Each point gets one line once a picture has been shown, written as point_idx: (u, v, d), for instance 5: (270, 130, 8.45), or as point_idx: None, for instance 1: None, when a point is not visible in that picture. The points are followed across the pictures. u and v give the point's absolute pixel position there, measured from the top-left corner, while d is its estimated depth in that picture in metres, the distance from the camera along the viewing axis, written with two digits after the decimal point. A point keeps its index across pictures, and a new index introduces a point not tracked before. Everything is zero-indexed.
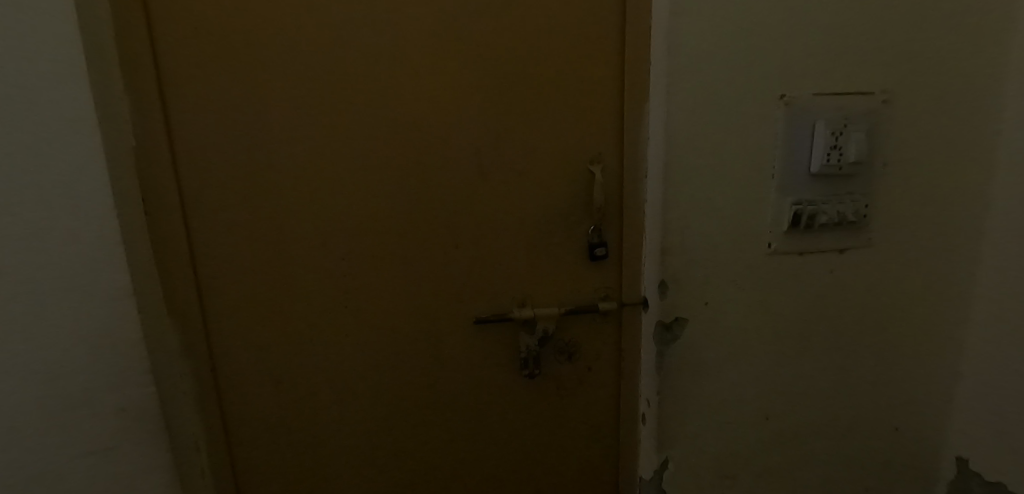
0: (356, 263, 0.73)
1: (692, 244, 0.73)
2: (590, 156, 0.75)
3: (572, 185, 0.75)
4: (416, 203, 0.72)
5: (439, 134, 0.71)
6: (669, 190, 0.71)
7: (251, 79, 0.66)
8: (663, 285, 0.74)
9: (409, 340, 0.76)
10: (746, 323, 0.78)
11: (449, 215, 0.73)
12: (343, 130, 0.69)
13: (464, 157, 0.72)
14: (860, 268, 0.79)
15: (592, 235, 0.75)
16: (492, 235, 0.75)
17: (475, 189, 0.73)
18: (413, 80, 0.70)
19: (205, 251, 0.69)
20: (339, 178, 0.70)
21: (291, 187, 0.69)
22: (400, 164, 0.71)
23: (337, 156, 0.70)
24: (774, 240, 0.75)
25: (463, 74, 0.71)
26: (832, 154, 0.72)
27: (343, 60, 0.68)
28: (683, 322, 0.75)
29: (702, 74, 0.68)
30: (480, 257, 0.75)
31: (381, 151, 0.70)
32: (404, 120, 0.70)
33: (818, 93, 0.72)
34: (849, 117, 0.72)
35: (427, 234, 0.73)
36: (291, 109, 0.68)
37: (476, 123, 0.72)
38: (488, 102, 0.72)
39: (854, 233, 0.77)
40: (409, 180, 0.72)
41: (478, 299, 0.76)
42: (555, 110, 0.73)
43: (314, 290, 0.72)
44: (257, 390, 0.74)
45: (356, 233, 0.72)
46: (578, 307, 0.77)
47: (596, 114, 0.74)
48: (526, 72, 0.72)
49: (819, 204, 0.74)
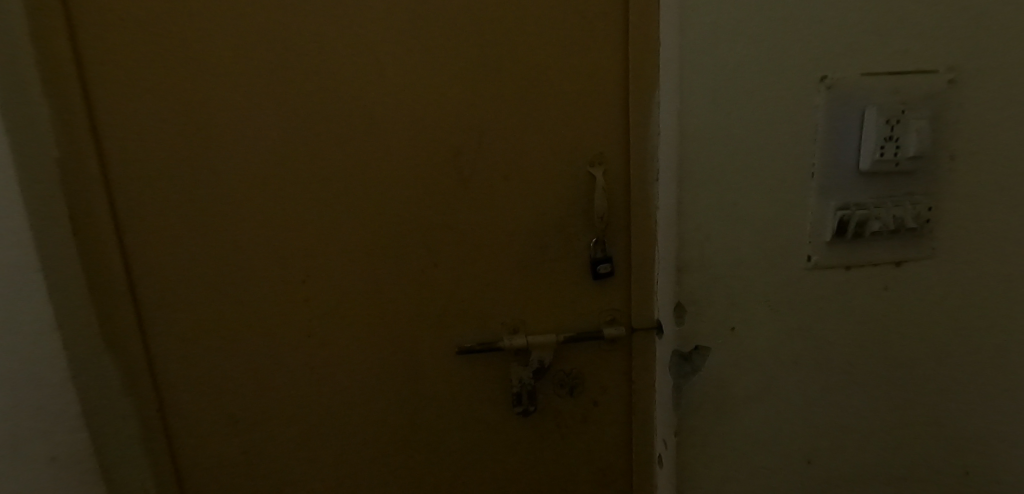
0: (318, 287, 0.63)
1: (714, 259, 0.61)
2: (591, 156, 0.64)
3: (570, 192, 0.64)
4: (386, 216, 0.62)
5: (410, 137, 0.61)
6: (686, 196, 0.59)
7: (189, 79, 0.57)
8: (680, 308, 0.62)
9: (383, 374, 0.66)
10: (781, 350, 0.66)
11: (424, 231, 0.63)
12: (298, 134, 0.59)
13: (439, 162, 0.62)
14: (921, 283, 0.66)
15: (594, 249, 0.64)
16: (475, 252, 0.64)
17: (454, 199, 0.63)
18: (379, 74, 0.59)
19: (146, 275, 0.60)
20: (295, 190, 0.61)
21: (240, 201, 0.60)
22: (365, 172, 0.61)
23: (291, 165, 0.60)
24: (816, 253, 0.63)
25: (437, 65, 0.60)
26: (886, 147, 0.59)
27: (294, 52, 0.58)
28: (705, 352, 0.64)
29: (722, 55, 0.56)
30: (463, 277, 0.64)
31: (343, 157, 0.60)
32: (369, 120, 0.60)
33: (868, 74, 0.59)
34: (907, 102, 0.59)
35: (401, 252, 0.63)
36: (237, 111, 0.58)
37: (454, 122, 0.61)
38: (466, 97, 0.61)
39: (914, 242, 0.64)
40: (376, 190, 0.62)
41: (462, 325, 0.65)
42: (548, 103, 0.62)
43: (271, 318, 0.63)
44: (212, 431, 0.65)
45: (317, 253, 0.62)
46: (579, 333, 0.66)
47: (596, 107, 0.63)
48: (511, 61, 0.61)
49: (871, 208, 0.61)
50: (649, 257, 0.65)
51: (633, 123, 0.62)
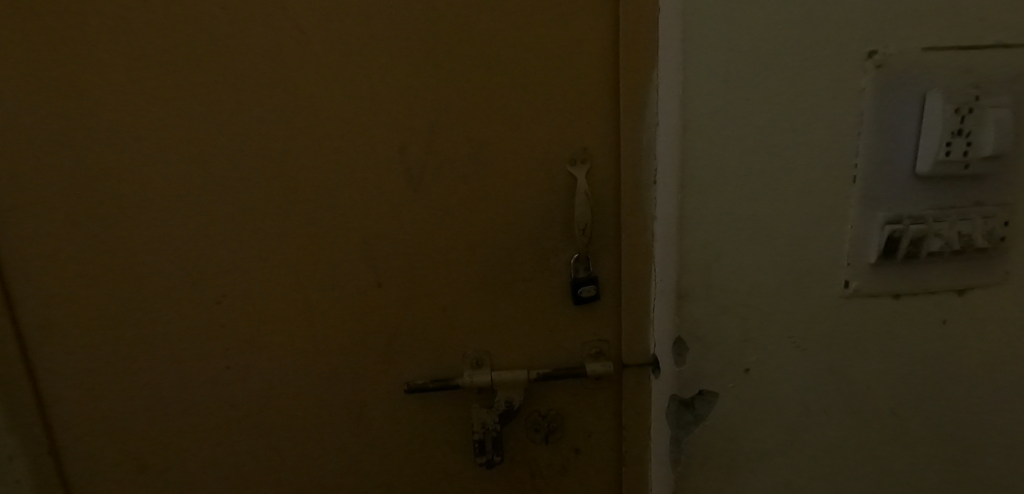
0: (239, 310, 0.52)
1: (724, 284, 0.48)
2: (572, 153, 0.51)
3: (545, 197, 0.52)
4: (318, 226, 0.51)
5: (345, 126, 0.49)
6: (688, 204, 0.46)
7: (69, 55, 0.46)
8: (679, 344, 0.50)
9: (320, 412, 0.55)
10: (808, 396, 0.53)
11: (365, 243, 0.52)
12: (207, 124, 0.48)
13: (382, 160, 0.50)
14: (990, 316, 0.52)
15: (575, 267, 0.53)
16: (428, 270, 0.53)
17: (402, 206, 0.51)
18: (306, 50, 0.48)
19: (29, 293, 0.50)
20: (206, 193, 0.50)
21: (140, 205, 0.49)
22: (292, 172, 0.50)
23: (201, 163, 0.49)
24: (855, 277, 0.50)
25: (378, 38, 0.48)
26: (954, 144, 0.46)
27: (199, 21, 0.47)
28: (711, 398, 0.51)
29: (738, 23, 0.44)
30: (414, 299, 0.53)
31: (263, 152, 0.49)
32: (294, 107, 0.49)
33: (931, 48, 0.45)
34: (981, 85, 0.45)
35: (337, 267, 0.52)
36: (131, 96, 0.47)
37: (401, 111, 0.49)
38: (416, 79, 0.49)
39: (982, 265, 0.50)
40: (305, 195, 0.50)
41: (414, 357, 0.54)
42: (518, 85, 0.49)
43: (182, 347, 0.53)
44: (119, 476, 0.55)
45: (236, 269, 0.51)
46: (556, 370, 0.54)
47: (579, 90, 0.50)
48: (472, 32, 0.48)
49: (930, 221, 0.48)
50: (644, 278, 0.53)
51: (626, 111, 0.49)
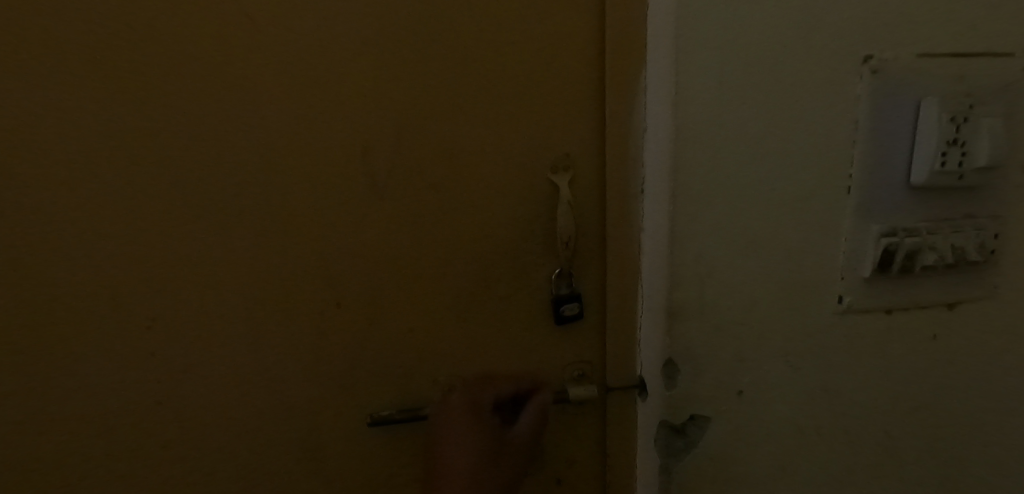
0: (173, 336, 0.45)
1: (717, 302, 0.45)
2: (553, 160, 0.47)
3: (524, 208, 0.47)
4: (268, 240, 0.45)
5: (300, 127, 0.43)
6: (679, 216, 0.43)
7: None
8: (669, 367, 0.46)
9: (271, 449, 0.49)
10: (802, 418, 0.50)
11: (323, 260, 0.46)
12: (131, 119, 0.41)
13: (342, 165, 0.44)
14: (979, 331, 0.51)
15: (556, 283, 0.49)
16: (394, 288, 0.47)
17: (364, 217, 0.46)
18: (253, 36, 0.42)
19: None
20: (133, 200, 0.42)
21: (43, 216, 0.41)
22: (237, 176, 0.43)
23: (123, 164, 0.42)
24: (849, 292, 0.47)
25: (338, 26, 0.42)
26: (949, 154, 0.44)
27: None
28: (702, 423, 0.48)
29: (731, 20, 0.41)
30: (379, 321, 0.48)
31: (201, 154, 0.42)
32: (238, 102, 0.42)
33: (924, 54, 0.43)
34: (975, 93, 0.44)
35: (291, 286, 0.46)
36: (30, 78, 0.39)
37: (364, 109, 0.44)
38: (380, 74, 0.44)
39: (973, 279, 0.49)
40: (252, 204, 0.44)
41: (379, 383, 0.49)
42: (494, 85, 0.45)
43: (102, 380, 0.45)
44: None
45: (169, 289, 0.44)
46: (536, 396, 0.50)
47: (562, 91, 0.46)
48: (445, 22, 0.44)
49: (924, 234, 0.46)
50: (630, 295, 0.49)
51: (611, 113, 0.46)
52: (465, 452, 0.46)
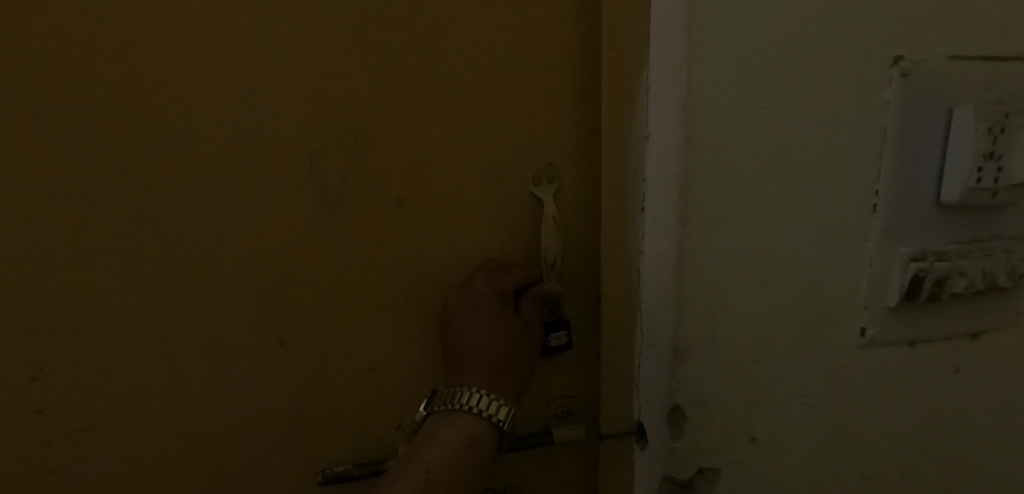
0: (97, 370, 0.39)
1: (729, 337, 0.38)
2: (537, 170, 0.43)
3: (497, 230, 0.44)
4: (209, 256, 0.40)
5: (247, 139, 0.39)
6: (689, 239, 0.36)
7: None
8: (675, 413, 0.39)
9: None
10: (820, 467, 0.44)
11: (273, 285, 0.41)
12: (36, 103, 0.34)
13: (296, 173, 0.40)
14: (1004, 362, 0.46)
15: (546, 311, 0.45)
16: (353, 315, 0.43)
17: (321, 233, 0.41)
18: (196, 11, 0.36)
19: None
20: (38, 201, 0.36)
21: None
22: (174, 180, 0.38)
23: (27, 159, 0.35)
24: (871, 323, 0.42)
25: (297, 6, 0.37)
26: (986, 170, 0.39)
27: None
28: (711, 476, 0.41)
29: (758, 4, 0.34)
30: (337, 349, 0.44)
31: (125, 168, 0.37)
32: (174, 92, 0.37)
33: (957, 56, 0.38)
34: (1009, 102, 0.39)
35: (237, 317, 0.41)
36: None
37: (319, 117, 0.39)
38: (335, 76, 0.39)
39: (1000, 306, 0.44)
40: (190, 212, 0.39)
41: (342, 420, 0.45)
42: (466, 97, 0.41)
43: (7, 413, 0.38)
44: None
45: (87, 309, 0.38)
46: (523, 438, 0.46)
47: (539, 105, 0.42)
48: (419, 9, 0.39)
49: (954, 258, 0.41)
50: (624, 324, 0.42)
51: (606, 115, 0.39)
52: (493, 336, 0.41)
